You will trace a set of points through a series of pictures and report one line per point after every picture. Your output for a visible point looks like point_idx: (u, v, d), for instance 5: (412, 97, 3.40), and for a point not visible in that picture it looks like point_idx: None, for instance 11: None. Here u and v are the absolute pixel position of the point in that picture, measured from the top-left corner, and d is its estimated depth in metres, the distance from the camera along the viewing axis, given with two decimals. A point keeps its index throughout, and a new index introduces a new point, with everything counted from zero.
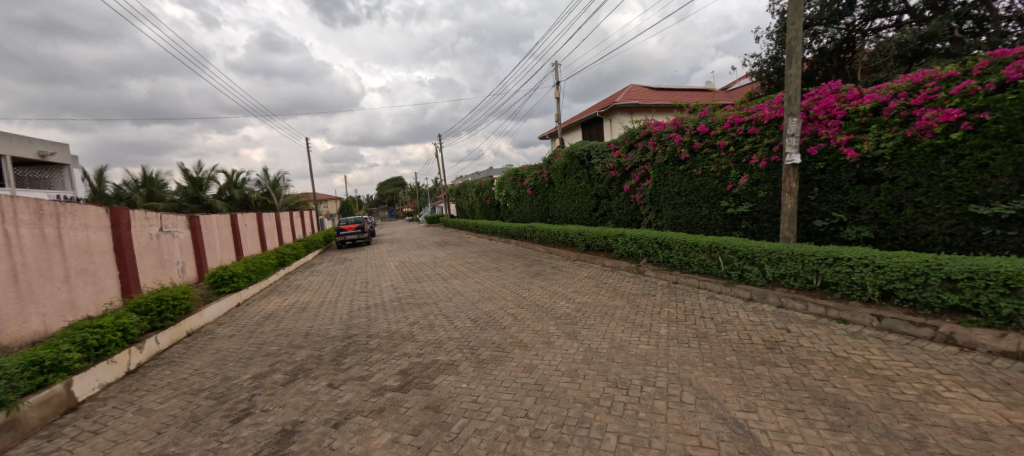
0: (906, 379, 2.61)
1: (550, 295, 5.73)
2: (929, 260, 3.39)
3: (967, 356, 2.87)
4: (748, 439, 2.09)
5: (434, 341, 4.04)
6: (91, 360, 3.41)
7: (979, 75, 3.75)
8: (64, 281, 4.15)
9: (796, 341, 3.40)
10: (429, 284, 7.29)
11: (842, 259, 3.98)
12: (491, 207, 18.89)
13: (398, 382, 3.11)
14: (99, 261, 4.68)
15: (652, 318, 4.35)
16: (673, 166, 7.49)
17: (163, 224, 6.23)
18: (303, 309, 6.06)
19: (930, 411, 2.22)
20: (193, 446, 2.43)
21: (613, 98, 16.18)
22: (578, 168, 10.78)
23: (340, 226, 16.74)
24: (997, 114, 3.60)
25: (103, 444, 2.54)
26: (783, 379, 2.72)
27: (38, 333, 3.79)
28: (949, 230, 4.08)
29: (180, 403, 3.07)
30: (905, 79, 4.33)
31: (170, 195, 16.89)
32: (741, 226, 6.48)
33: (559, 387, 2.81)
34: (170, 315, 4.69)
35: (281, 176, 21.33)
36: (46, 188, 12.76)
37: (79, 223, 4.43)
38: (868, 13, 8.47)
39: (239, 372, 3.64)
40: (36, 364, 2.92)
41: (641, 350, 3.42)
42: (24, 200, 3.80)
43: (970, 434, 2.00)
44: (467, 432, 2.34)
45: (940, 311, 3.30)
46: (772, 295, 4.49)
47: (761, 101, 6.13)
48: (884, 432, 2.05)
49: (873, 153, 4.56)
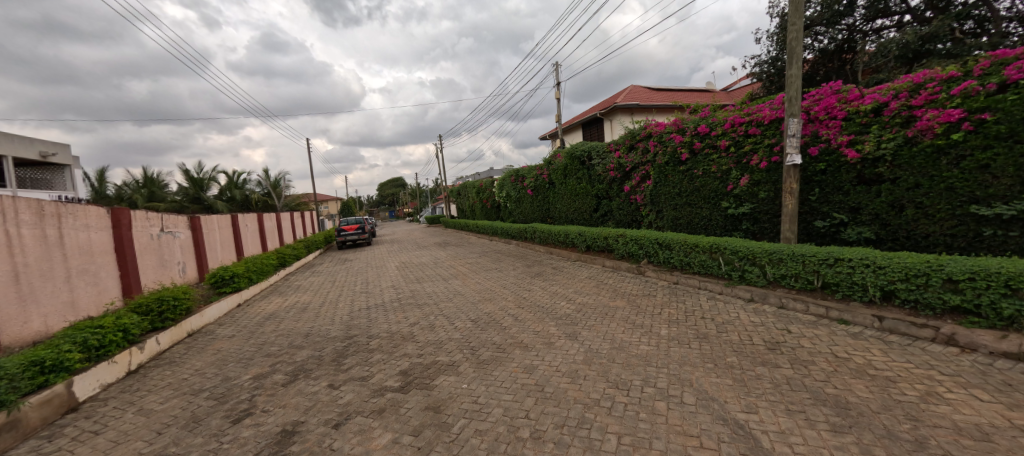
0: (908, 380, 2.60)
1: (550, 295, 5.72)
2: (931, 261, 3.38)
3: (968, 357, 2.87)
4: (749, 440, 2.08)
5: (434, 342, 4.04)
6: (91, 360, 3.41)
7: (981, 76, 3.74)
8: (65, 281, 4.15)
9: (797, 342, 3.39)
10: (429, 284, 7.29)
11: (843, 259, 3.98)
12: (491, 207, 18.89)
13: (398, 382, 3.11)
14: (101, 261, 4.69)
15: (652, 318, 4.35)
16: (673, 166, 7.49)
17: (165, 224, 6.24)
18: (303, 309, 6.06)
19: (931, 412, 2.21)
20: (193, 447, 2.43)
21: (614, 99, 16.20)
22: (578, 169, 10.78)
23: (340, 226, 16.74)
24: (998, 115, 3.60)
25: (103, 445, 2.53)
26: (783, 380, 2.72)
27: (39, 333, 3.80)
28: (951, 231, 4.07)
29: (181, 403, 3.07)
30: (906, 79, 4.33)
31: (171, 195, 16.91)
32: (741, 227, 6.48)
33: (560, 388, 2.81)
34: (171, 316, 4.70)
35: (282, 177, 21.35)
36: (47, 188, 12.78)
37: (80, 223, 4.45)
38: (869, 14, 8.46)
39: (240, 372, 3.64)
40: (37, 364, 2.92)
41: (641, 351, 3.42)
42: (26, 200, 3.82)
43: (972, 435, 2.00)
44: (468, 433, 2.33)
45: (942, 312, 3.30)
46: (773, 296, 4.48)
47: (761, 101, 6.14)
48: (886, 433, 2.05)
49: (873, 154, 4.56)
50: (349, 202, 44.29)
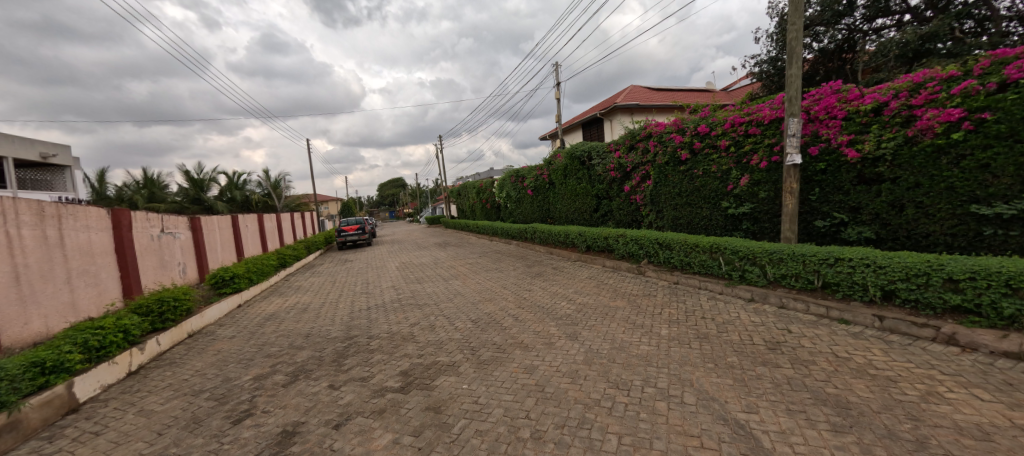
0: (909, 380, 2.59)
1: (551, 296, 5.72)
2: (931, 261, 3.38)
3: (969, 357, 2.86)
4: (750, 440, 2.08)
5: (434, 342, 4.04)
6: (92, 361, 3.41)
7: (980, 75, 3.74)
8: (65, 282, 4.16)
9: (797, 342, 3.39)
10: (429, 284, 7.29)
11: (844, 259, 3.98)
12: (491, 207, 18.90)
13: (398, 383, 3.11)
14: (101, 262, 4.70)
15: (652, 318, 4.35)
16: (673, 166, 7.48)
17: (165, 225, 6.25)
18: (303, 310, 6.06)
19: (932, 412, 2.21)
20: (193, 447, 2.43)
21: (614, 99, 16.20)
22: (579, 169, 10.78)
23: (341, 226, 16.75)
24: (998, 114, 3.60)
25: (103, 446, 2.53)
26: (784, 380, 2.72)
27: (40, 334, 3.80)
28: (951, 230, 4.07)
29: (181, 404, 3.07)
30: (906, 79, 4.32)
31: (171, 196, 16.92)
32: (741, 227, 6.47)
33: (560, 388, 2.81)
34: (171, 316, 4.70)
35: (282, 178, 21.37)
36: (48, 189, 12.79)
37: (81, 224, 4.45)
38: (869, 13, 8.46)
39: (240, 372, 3.64)
40: (38, 365, 2.92)
41: (641, 351, 3.42)
42: (26, 201, 3.82)
43: (972, 435, 1.99)
44: (468, 433, 2.33)
45: (942, 311, 3.29)
46: (774, 296, 4.48)
47: (761, 101, 6.14)
48: (886, 433, 2.04)
49: (873, 154, 4.56)
50: (349, 203, 44.31)
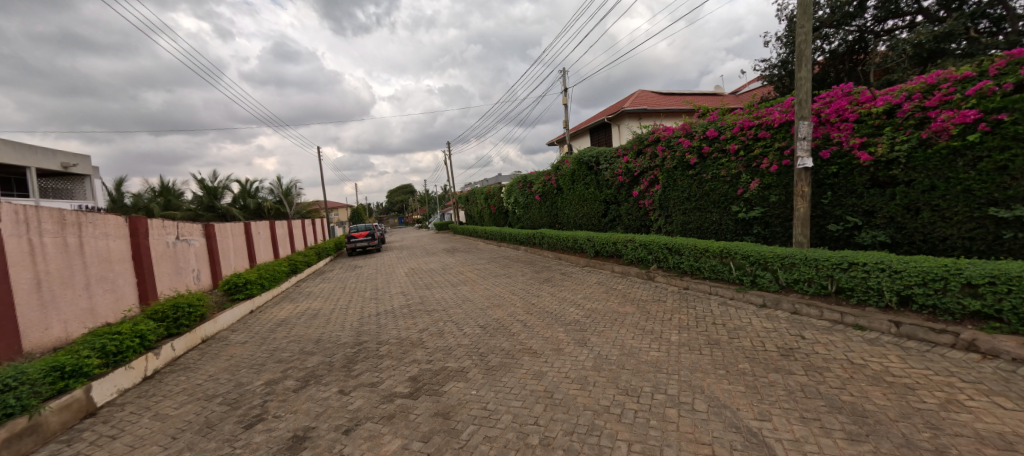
0: (927, 387, 2.54)
1: (559, 301, 5.72)
2: (949, 265, 3.30)
3: (989, 364, 2.77)
4: (763, 448, 2.04)
5: (444, 348, 4.06)
6: (109, 366, 3.49)
7: (995, 76, 3.66)
8: (84, 287, 4.27)
9: (811, 348, 3.33)
10: (438, 290, 7.33)
11: (858, 263, 3.91)
12: (500, 213, 18.92)
13: (407, 388, 3.13)
14: (119, 269, 4.82)
15: (663, 324, 4.30)
16: (682, 171, 7.43)
17: (180, 232, 6.37)
18: (314, 315, 6.14)
19: (952, 420, 2.16)
20: (207, 452, 2.46)
21: (622, 104, 16.20)
22: (587, 174, 10.76)
23: (351, 233, 16.85)
24: (1015, 115, 3.52)
25: (120, 449, 2.58)
26: (798, 388, 2.66)
27: (59, 339, 3.90)
28: (969, 234, 3.99)
29: (195, 409, 3.12)
30: (919, 80, 4.25)
31: (185, 204, 17.31)
32: (753, 231, 6.41)
33: (569, 394, 2.80)
34: (186, 322, 4.78)
35: (294, 185, 21.79)
36: (69, 198, 13.25)
37: (99, 232, 4.58)
38: (880, 15, 8.37)
39: (252, 378, 3.69)
40: (58, 370, 3.00)
41: (652, 358, 3.39)
42: (47, 210, 3.93)
43: (994, 444, 1.93)
44: (477, 439, 2.33)
45: (961, 317, 3.22)
46: (786, 301, 4.41)
47: (771, 104, 6.09)
48: (904, 442, 2.00)
49: (886, 157, 4.49)
50: (358, 207, 44.55)
